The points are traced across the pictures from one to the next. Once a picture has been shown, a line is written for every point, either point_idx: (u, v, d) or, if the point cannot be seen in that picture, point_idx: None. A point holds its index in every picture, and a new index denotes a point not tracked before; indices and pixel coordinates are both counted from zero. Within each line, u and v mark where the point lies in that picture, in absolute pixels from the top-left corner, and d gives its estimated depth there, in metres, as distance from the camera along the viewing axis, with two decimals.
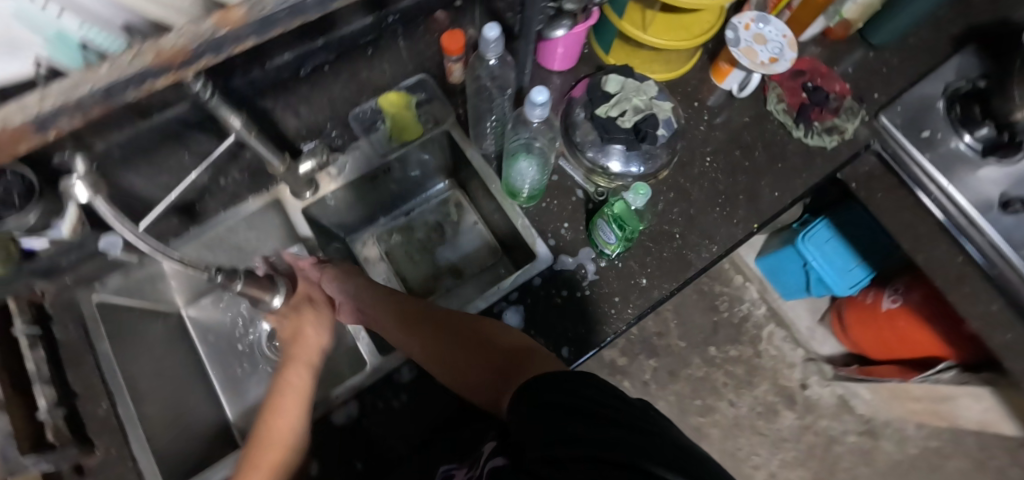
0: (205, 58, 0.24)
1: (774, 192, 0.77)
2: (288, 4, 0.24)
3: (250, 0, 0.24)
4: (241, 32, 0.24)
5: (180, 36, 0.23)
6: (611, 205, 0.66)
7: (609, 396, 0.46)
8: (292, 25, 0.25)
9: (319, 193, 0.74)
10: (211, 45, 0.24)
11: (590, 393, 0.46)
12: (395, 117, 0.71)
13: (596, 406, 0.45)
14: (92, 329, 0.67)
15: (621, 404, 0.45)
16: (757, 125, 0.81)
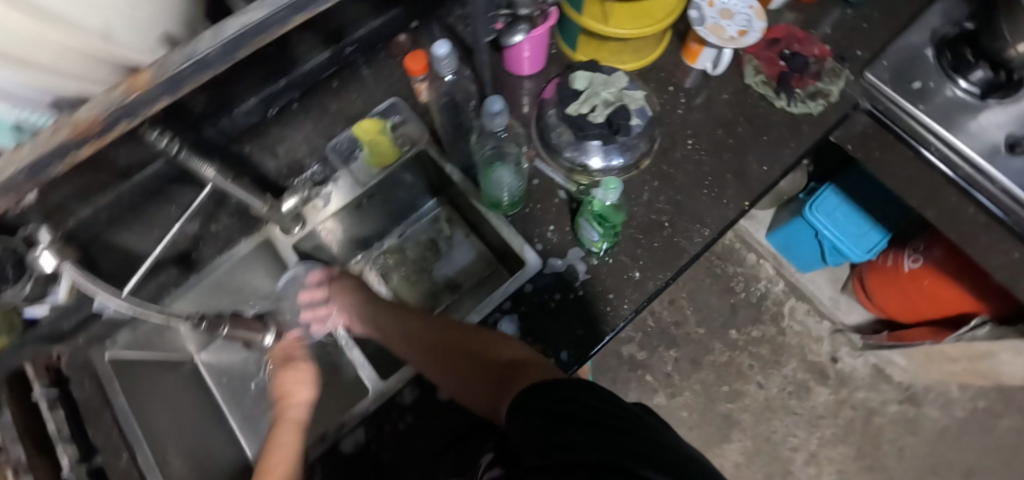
0: (123, 124, 0.25)
1: (763, 166, 0.75)
2: (193, 61, 0.25)
3: (156, 63, 0.25)
4: (151, 95, 0.25)
5: (93, 107, 0.24)
6: (589, 203, 0.65)
7: (601, 400, 0.45)
8: (201, 80, 0.26)
9: (307, 227, 0.75)
10: (124, 111, 0.25)
11: (584, 399, 0.45)
12: (371, 144, 0.72)
13: (587, 410, 0.43)
14: (109, 386, 0.68)
15: (613, 407, 0.44)
16: (737, 100, 0.79)
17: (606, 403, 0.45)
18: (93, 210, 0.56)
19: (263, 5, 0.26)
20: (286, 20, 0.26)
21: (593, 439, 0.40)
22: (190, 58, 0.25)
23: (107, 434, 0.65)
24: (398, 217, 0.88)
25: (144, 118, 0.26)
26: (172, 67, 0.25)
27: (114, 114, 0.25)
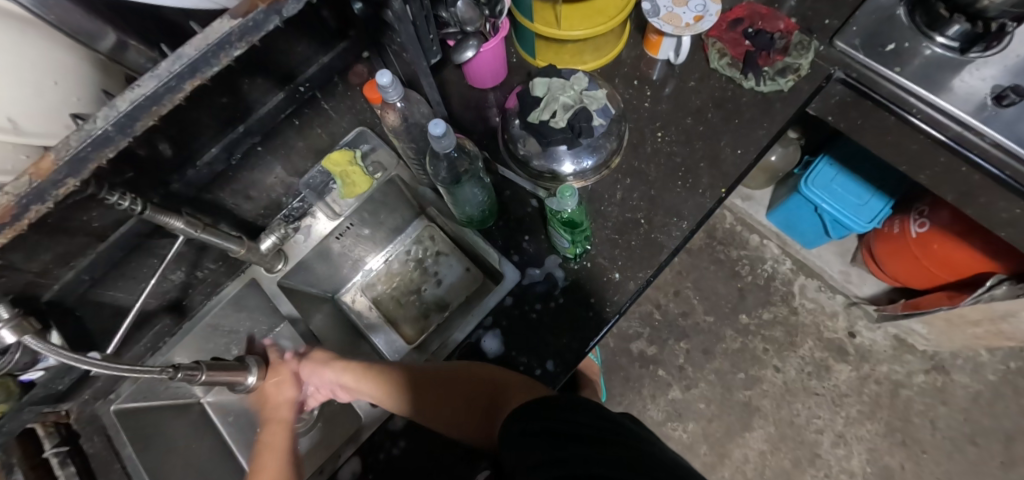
0: (35, 207, 0.31)
1: (736, 150, 0.74)
2: (88, 141, 0.30)
3: (61, 147, 0.30)
4: (55, 177, 0.30)
5: (7, 195, 0.30)
6: (553, 213, 0.63)
7: (597, 418, 0.43)
8: (99, 157, 0.30)
9: (291, 262, 0.77)
10: (32, 194, 0.30)
11: (580, 417, 0.43)
12: (342, 174, 0.75)
13: (569, 425, 0.42)
14: (115, 436, 0.70)
15: (600, 422, 0.42)
16: (704, 86, 0.78)
17: (590, 416, 0.44)
18: (76, 272, 0.58)
19: (153, 78, 0.30)
20: (176, 89, 0.30)
21: (568, 452, 0.39)
22: (88, 136, 0.30)
23: None
24: (383, 242, 0.89)
25: (55, 197, 0.31)
26: (75, 149, 0.30)
27: (26, 197, 0.30)
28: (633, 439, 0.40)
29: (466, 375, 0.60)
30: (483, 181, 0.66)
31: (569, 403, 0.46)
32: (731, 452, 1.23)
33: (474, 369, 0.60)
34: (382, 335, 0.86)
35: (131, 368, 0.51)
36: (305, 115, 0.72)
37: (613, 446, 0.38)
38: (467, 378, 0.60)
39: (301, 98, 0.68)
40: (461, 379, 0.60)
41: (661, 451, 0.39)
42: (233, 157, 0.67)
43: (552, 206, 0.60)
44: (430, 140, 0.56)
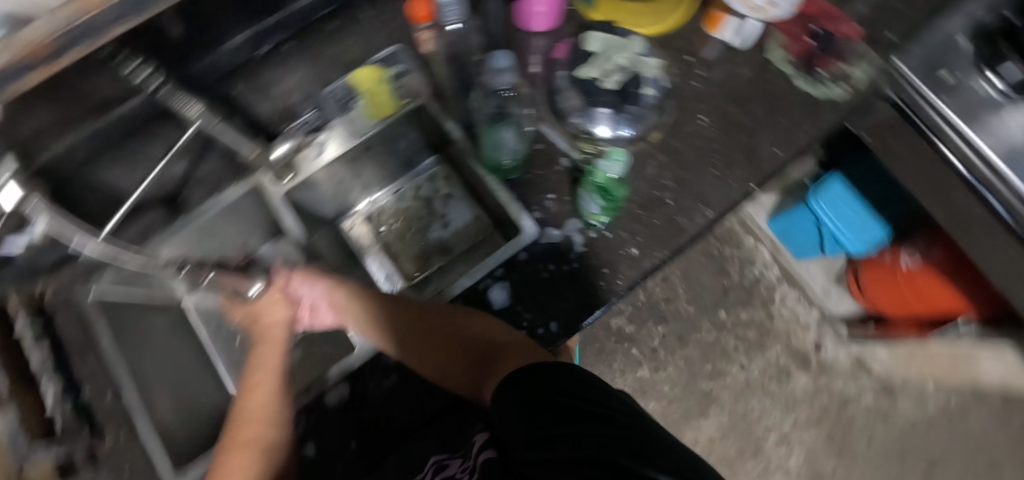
0: (77, 47, 0.28)
1: (775, 148, 0.71)
2: None
3: None
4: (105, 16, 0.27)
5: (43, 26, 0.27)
6: (593, 174, 0.67)
7: (587, 388, 0.42)
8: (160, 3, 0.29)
9: (300, 177, 0.70)
10: (75, 29, 0.27)
11: (583, 392, 0.41)
12: (370, 93, 0.69)
13: (572, 399, 0.40)
14: (92, 323, 0.68)
15: (595, 394, 0.41)
16: (757, 76, 0.74)
17: (569, 380, 0.43)
18: (78, 139, 0.54)
19: None
20: None
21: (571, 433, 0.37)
22: None
23: (91, 370, 0.65)
24: (395, 173, 0.86)
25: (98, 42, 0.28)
26: None
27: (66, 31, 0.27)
28: (611, 407, 0.40)
29: (454, 321, 0.60)
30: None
31: (570, 375, 0.44)
32: (683, 434, 1.29)
33: (461, 317, 0.60)
34: (377, 270, 0.84)
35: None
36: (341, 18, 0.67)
37: (617, 428, 0.36)
38: (456, 324, 0.59)
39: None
40: (447, 326, 0.59)
41: (668, 438, 0.37)
42: (261, 47, 0.65)
43: (600, 162, 0.66)
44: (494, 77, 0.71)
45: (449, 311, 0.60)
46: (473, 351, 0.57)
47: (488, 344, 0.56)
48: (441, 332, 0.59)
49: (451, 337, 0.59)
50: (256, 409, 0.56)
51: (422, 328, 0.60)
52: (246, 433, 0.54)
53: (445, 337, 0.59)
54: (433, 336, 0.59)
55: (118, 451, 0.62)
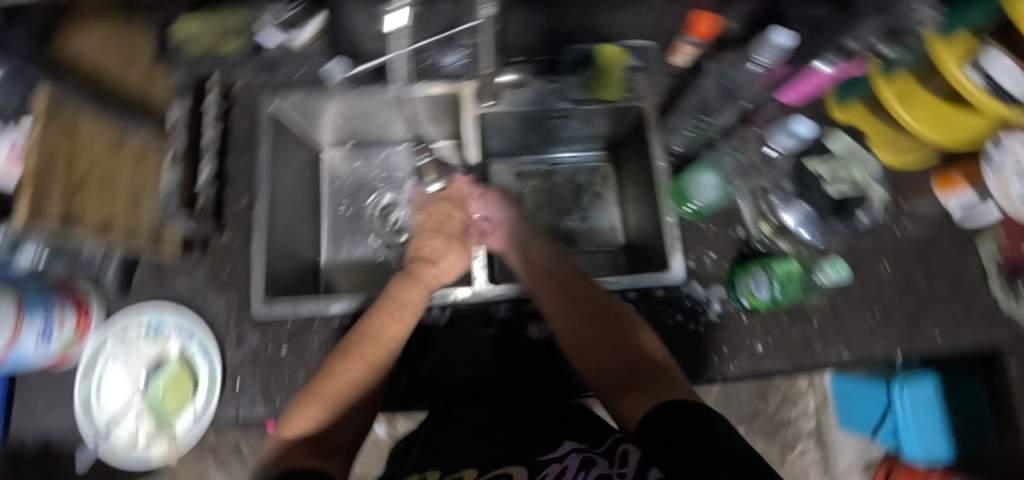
0: None
1: (938, 335, 0.66)
2: None
3: None
4: None
5: None
6: (784, 263, 0.64)
7: (699, 419, 0.38)
8: None
9: (499, 106, 0.72)
10: None
11: (696, 425, 0.37)
12: (604, 70, 0.69)
13: (690, 427, 0.37)
14: (260, 130, 0.69)
15: (706, 424, 0.37)
16: (959, 256, 0.69)
17: (673, 405, 0.41)
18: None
19: None
20: None
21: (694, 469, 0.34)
22: None
23: (240, 171, 0.68)
24: (565, 146, 0.85)
25: None
26: None
27: None
28: (695, 418, 0.38)
29: (613, 319, 0.54)
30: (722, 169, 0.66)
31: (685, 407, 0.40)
32: None
33: (618, 319, 0.54)
34: None
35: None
36: None
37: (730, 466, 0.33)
38: (617, 327, 0.53)
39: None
40: (604, 321, 0.53)
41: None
42: None
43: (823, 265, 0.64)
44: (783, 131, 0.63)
45: (608, 309, 0.55)
46: (622, 353, 0.51)
47: (644, 360, 0.50)
48: (598, 324, 0.53)
49: (603, 337, 0.52)
50: (390, 332, 0.55)
51: (584, 313, 0.54)
52: (371, 350, 0.52)
53: (600, 335, 0.53)
54: (590, 330, 0.53)
55: (228, 251, 0.66)
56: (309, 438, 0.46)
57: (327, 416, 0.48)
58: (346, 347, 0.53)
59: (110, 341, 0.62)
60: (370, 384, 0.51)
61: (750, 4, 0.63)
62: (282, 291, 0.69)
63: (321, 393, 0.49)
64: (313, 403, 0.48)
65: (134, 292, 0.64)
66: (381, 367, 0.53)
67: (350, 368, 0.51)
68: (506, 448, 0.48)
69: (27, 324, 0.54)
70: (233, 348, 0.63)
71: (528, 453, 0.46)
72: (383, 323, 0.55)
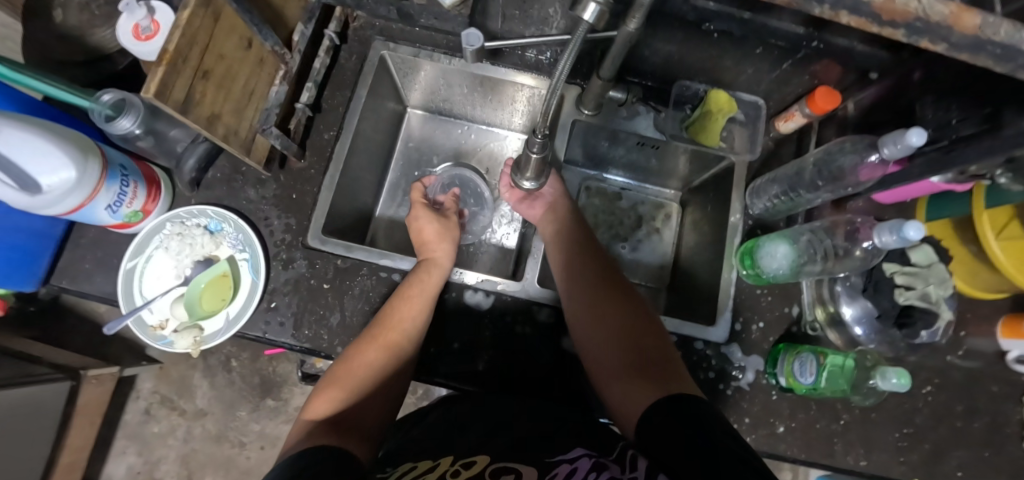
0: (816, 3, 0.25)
1: (958, 472, 0.65)
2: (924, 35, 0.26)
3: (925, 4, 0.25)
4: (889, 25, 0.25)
5: None
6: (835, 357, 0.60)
7: (707, 421, 0.40)
8: (920, 40, 0.26)
9: (596, 118, 0.72)
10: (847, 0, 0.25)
11: (703, 428, 0.39)
12: (708, 113, 0.67)
13: (699, 430, 0.39)
14: (364, 71, 0.70)
15: (713, 427, 0.39)
16: (1003, 402, 0.67)
17: (683, 405, 0.42)
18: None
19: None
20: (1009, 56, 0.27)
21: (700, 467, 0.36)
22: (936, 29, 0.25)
23: (334, 105, 0.69)
24: (639, 175, 0.85)
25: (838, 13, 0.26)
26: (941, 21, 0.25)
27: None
28: (710, 421, 0.40)
29: (617, 315, 0.57)
30: (797, 244, 0.64)
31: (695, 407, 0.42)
32: None
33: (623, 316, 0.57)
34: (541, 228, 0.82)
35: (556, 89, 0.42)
36: (774, 55, 0.63)
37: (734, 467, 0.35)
38: (627, 326, 0.56)
39: (801, 44, 0.60)
40: (610, 317, 0.57)
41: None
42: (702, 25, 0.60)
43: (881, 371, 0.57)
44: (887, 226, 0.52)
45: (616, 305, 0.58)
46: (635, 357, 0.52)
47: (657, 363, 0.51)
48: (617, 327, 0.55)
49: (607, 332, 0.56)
50: (404, 320, 0.57)
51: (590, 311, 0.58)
52: (388, 335, 0.56)
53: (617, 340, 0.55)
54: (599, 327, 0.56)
55: (301, 177, 0.67)
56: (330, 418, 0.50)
57: (344, 398, 0.52)
58: (366, 336, 0.57)
59: (168, 225, 0.63)
60: (383, 373, 0.55)
61: (877, 94, 0.63)
62: (337, 229, 0.70)
63: (339, 379, 0.53)
64: (333, 387, 0.53)
65: (203, 187, 0.65)
66: (396, 354, 0.56)
67: (368, 356, 0.55)
68: (513, 446, 0.47)
69: (105, 190, 0.55)
70: (279, 269, 0.64)
71: (540, 453, 0.45)
72: (398, 313, 0.58)
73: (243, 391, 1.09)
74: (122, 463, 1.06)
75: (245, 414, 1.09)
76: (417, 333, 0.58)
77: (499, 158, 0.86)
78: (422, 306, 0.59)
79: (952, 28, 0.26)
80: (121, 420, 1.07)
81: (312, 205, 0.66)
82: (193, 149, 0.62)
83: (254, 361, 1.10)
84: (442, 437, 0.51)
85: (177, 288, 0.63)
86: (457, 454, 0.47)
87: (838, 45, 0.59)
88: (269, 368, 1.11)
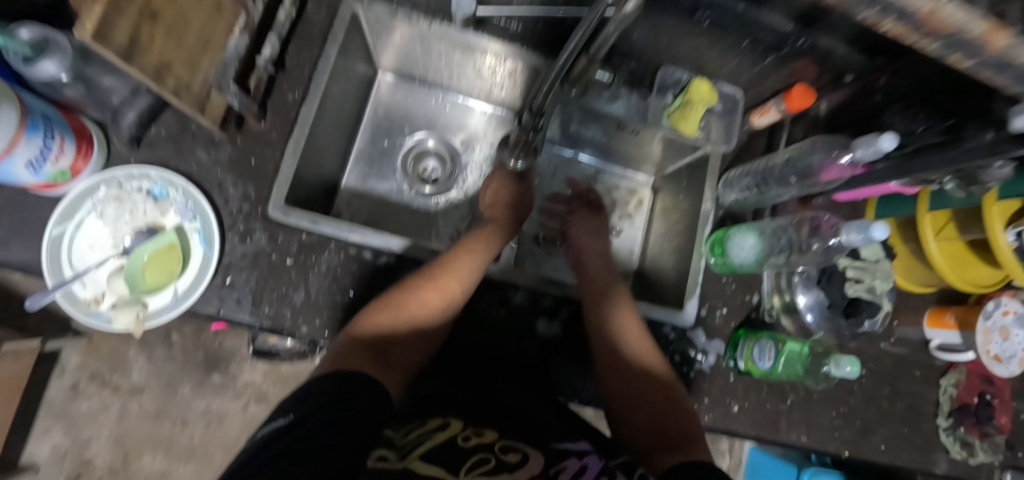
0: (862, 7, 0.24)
1: (880, 445, 0.72)
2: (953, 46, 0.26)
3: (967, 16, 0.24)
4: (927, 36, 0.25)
5: None
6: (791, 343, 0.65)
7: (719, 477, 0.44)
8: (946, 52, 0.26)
9: (581, 100, 0.69)
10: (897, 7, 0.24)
11: None
12: (689, 103, 0.66)
13: None
14: (334, 28, 0.64)
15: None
16: (921, 384, 0.75)
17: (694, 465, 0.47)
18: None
19: None
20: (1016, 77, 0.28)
21: None
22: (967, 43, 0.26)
23: (300, 64, 0.63)
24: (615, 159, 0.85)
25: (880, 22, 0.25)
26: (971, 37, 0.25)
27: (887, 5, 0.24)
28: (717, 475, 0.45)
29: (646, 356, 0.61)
30: (763, 234, 0.67)
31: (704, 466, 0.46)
32: None
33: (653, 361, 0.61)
34: None
35: (564, 69, 0.48)
36: (758, 48, 0.64)
37: None
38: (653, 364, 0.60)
39: (786, 41, 0.61)
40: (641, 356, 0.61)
41: None
42: (695, 11, 0.60)
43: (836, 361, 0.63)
44: (857, 225, 0.55)
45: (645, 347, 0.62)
46: (659, 402, 0.57)
47: (675, 417, 0.56)
48: (642, 370, 0.60)
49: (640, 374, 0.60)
50: (465, 275, 0.57)
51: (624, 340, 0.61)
52: (448, 281, 0.55)
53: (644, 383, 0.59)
54: (635, 353, 0.60)
55: (261, 140, 0.61)
56: (371, 344, 0.50)
57: (391, 327, 0.52)
58: (428, 271, 0.56)
59: (103, 188, 0.56)
60: (433, 317, 0.55)
61: (848, 95, 0.65)
62: (299, 200, 0.65)
63: (392, 308, 0.53)
64: (384, 310, 0.52)
65: (145, 146, 0.58)
66: (450, 303, 0.55)
67: (425, 296, 0.54)
68: (520, 429, 0.47)
69: (24, 143, 0.47)
70: (235, 242, 0.58)
71: (545, 438, 0.47)
72: (459, 264, 0.57)
73: (186, 367, 1.02)
74: (46, 443, 0.97)
75: (189, 390, 1.02)
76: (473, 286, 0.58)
77: (477, 133, 0.83)
78: (482, 265, 0.59)
79: (983, 45, 0.26)
80: (43, 397, 0.98)
81: (274, 172, 0.61)
82: (133, 103, 0.55)
83: (197, 335, 1.03)
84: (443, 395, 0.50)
85: (114, 260, 0.56)
86: (466, 420, 0.47)
87: (820, 46, 0.61)
88: (214, 342, 1.04)
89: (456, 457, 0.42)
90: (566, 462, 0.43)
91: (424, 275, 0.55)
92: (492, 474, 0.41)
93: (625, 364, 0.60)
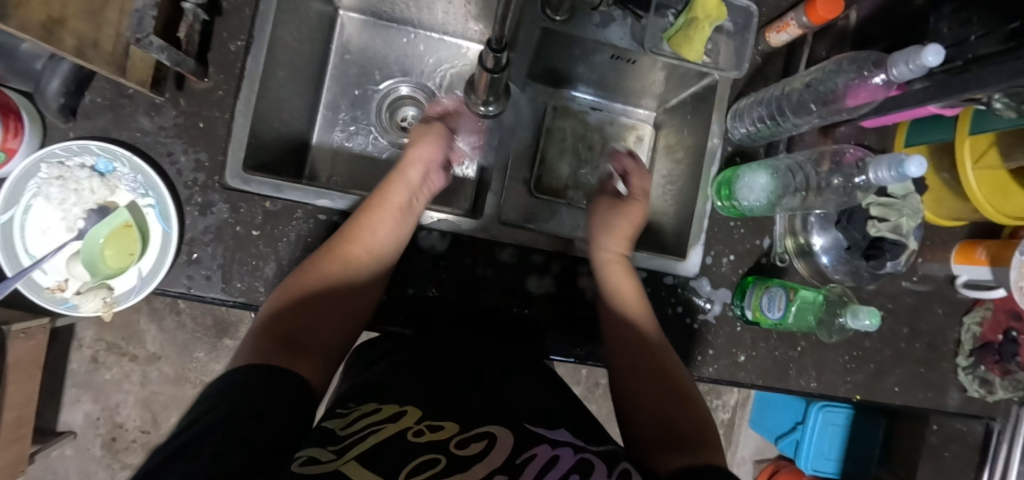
0: None
1: (896, 387, 0.69)
2: None
3: None
4: None
5: None
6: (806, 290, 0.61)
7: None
8: None
9: (566, 25, 0.60)
10: None
11: None
12: (691, 23, 0.57)
13: None
14: None
15: None
16: (944, 322, 0.70)
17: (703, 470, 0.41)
18: None
19: None
20: None
21: None
22: None
23: (240, 7, 0.56)
24: (613, 93, 0.76)
25: None
26: None
27: None
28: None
29: (631, 314, 0.56)
30: (778, 174, 0.60)
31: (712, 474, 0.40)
32: None
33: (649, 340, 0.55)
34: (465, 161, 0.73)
35: None
36: None
37: None
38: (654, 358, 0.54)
39: None
40: (622, 316, 0.56)
41: None
42: None
43: (857, 312, 0.58)
44: (887, 162, 0.49)
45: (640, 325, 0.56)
46: (662, 398, 0.52)
47: (683, 414, 0.50)
48: (643, 363, 0.54)
49: (616, 333, 0.56)
50: (372, 233, 0.52)
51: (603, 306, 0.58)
52: (349, 248, 0.52)
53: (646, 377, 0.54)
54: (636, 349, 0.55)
55: (207, 100, 0.55)
56: (278, 333, 0.45)
57: (297, 308, 0.48)
58: (326, 246, 0.52)
59: (44, 167, 0.51)
60: (347, 287, 0.51)
61: None
62: (261, 164, 0.59)
63: (295, 286, 0.49)
64: (289, 293, 0.49)
65: (80, 116, 0.52)
66: (358, 271, 0.51)
67: (326, 267, 0.50)
68: (477, 414, 0.42)
69: None
70: (194, 216, 0.54)
71: (517, 419, 0.42)
72: (362, 226, 0.53)
73: (197, 333, 1.03)
74: (78, 411, 1.01)
75: (203, 355, 1.04)
76: (386, 239, 0.53)
77: (456, 73, 0.75)
78: (394, 217, 0.54)
79: None
80: (67, 369, 1.01)
81: (226, 137, 0.55)
82: (53, 67, 0.49)
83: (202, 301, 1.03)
84: (405, 364, 0.47)
85: (71, 244, 0.54)
86: (423, 410, 0.42)
87: None
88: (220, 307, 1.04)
89: (409, 450, 0.37)
90: (537, 450, 0.38)
91: (327, 249, 0.51)
92: (446, 475, 0.35)
93: (632, 361, 0.54)
